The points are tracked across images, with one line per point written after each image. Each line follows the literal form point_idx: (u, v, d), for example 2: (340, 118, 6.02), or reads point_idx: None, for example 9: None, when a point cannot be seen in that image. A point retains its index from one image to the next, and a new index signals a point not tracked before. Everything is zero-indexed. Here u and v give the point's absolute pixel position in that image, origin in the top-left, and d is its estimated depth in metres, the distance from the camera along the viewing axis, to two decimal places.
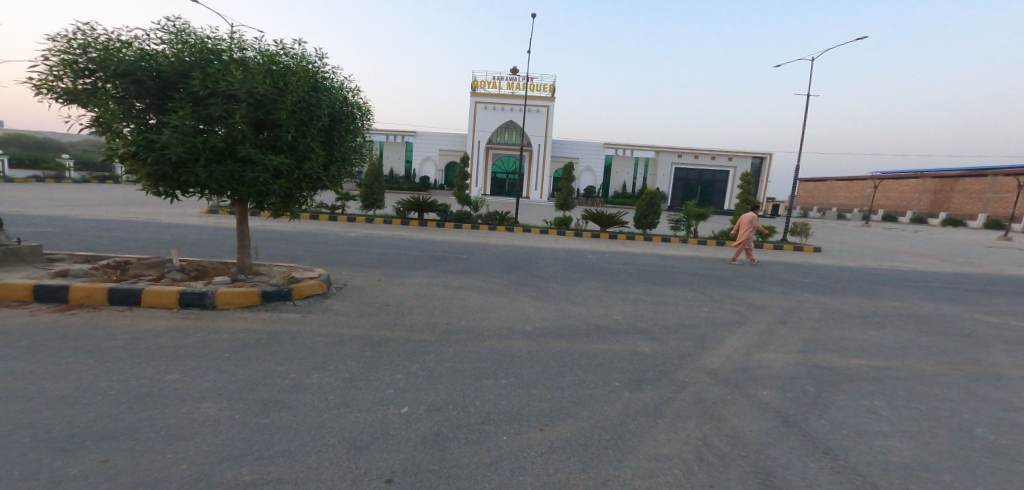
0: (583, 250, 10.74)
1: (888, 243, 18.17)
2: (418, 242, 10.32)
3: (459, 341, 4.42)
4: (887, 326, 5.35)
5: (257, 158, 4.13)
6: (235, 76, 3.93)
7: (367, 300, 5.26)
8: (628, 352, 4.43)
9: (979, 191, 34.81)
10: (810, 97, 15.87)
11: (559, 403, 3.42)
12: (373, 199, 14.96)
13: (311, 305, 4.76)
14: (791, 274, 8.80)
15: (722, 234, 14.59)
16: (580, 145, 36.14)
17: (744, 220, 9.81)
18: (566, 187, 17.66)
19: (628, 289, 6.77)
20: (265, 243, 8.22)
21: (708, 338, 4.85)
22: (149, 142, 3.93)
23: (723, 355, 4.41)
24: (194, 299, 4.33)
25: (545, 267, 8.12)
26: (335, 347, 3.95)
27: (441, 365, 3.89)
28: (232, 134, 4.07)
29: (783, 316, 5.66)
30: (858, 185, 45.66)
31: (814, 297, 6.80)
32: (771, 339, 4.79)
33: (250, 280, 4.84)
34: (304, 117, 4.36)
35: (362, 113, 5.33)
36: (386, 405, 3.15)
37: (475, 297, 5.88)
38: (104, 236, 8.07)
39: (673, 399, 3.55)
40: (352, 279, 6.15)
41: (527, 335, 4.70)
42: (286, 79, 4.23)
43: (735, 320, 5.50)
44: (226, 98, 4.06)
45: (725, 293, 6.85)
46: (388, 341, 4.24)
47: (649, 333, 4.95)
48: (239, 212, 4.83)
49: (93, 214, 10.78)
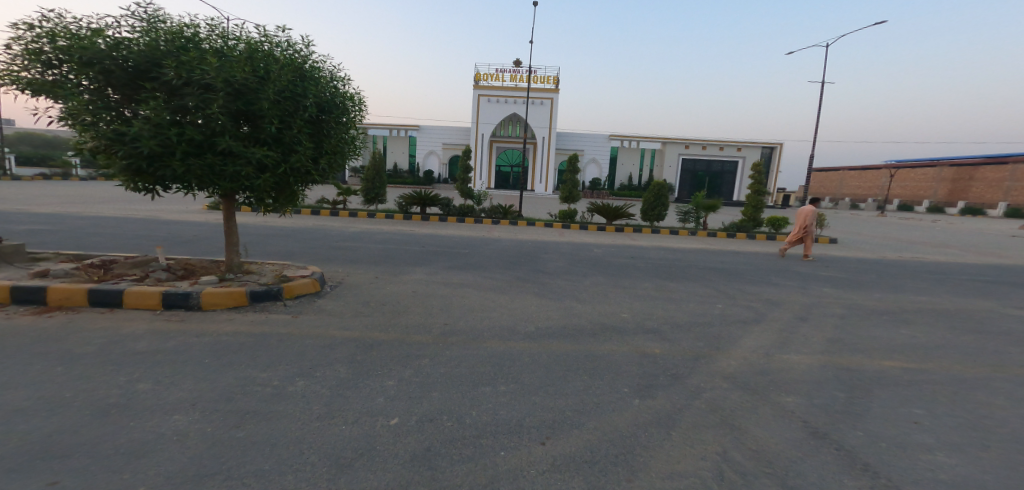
0: (589, 244, 10.44)
1: (905, 233, 17.65)
2: (419, 237, 10.08)
3: (458, 343, 4.16)
4: (914, 325, 5.04)
5: (238, 151, 3.88)
6: (211, 64, 3.68)
7: (363, 299, 5.02)
8: (638, 354, 4.15)
9: (998, 179, 33.90)
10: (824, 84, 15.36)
11: (564, 413, 3.15)
12: (375, 194, 14.72)
13: (303, 305, 4.53)
14: (807, 268, 8.45)
15: (732, 225, 14.19)
16: (586, 137, 35.65)
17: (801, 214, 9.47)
18: (571, 179, 17.29)
19: (636, 285, 6.47)
20: (261, 240, 8.01)
21: (723, 339, 4.54)
22: (120, 135, 3.69)
23: (740, 358, 4.10)
24: (179, 299, 4.05)
25: (549, 262, 7.84)
26: (324, 350, 3.72)
27: (437, 370, 3.64)
28: (210, 126, 3.82)
29: (803, 313, 5.34)
30: (872, 175, 44.72)
31: (832, 291, 6.48)
32: (791, 340, 4.48)
33: (239, 279, 4.58)
34: (288, 107, 4.11)
35: (353, 103, 5.06)
36: (376, 416, 2.91)
37: (476, 294, 5.61)
38: (98, 233, 7.90)
39: (688, 407, 3.27)
40: (348, 276, 5.91)
41: (530, 336, 4.43)
42: (268, 67, 3.98)
43: (751, 318, 5.19)
44: (203, 88, 3.81)
45: (738, 289, 6.54)
46: (381, 344, 3.99)
47: (660, 333, 4.66)
48: (225, 209, 4.58)
49: (91, 212, 10.62)
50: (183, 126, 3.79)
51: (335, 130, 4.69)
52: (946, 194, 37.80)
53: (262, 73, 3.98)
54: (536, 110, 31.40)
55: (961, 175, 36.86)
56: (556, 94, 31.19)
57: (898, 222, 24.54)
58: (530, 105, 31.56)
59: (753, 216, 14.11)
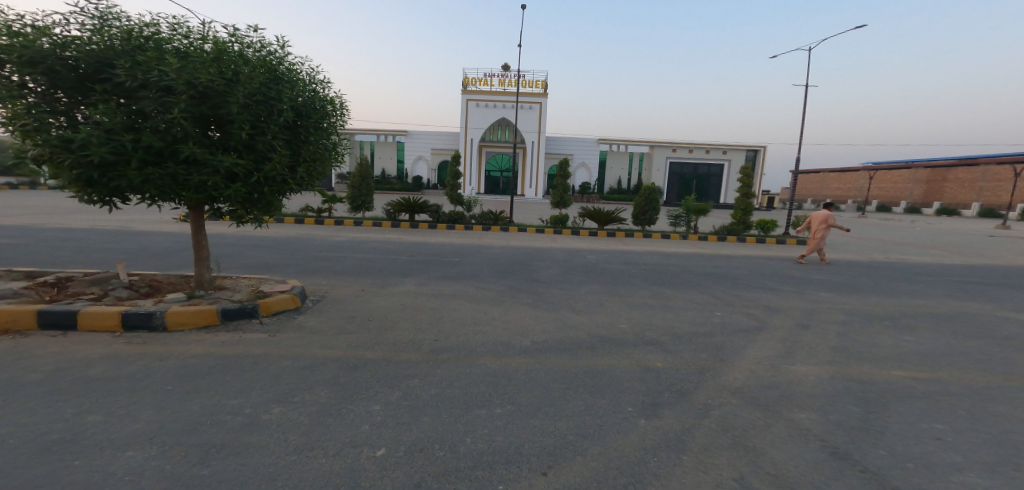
0: (581, 250, 10.25)
1: (890, 234, 17.90)
2: (408, 245, 9.76)
3: (449, 361, 3.90)
4: (915, 330, 4.94)
5: (204, 159, 3.58)
6: (172, 65, 3.40)
7: (347, 314, 4.72)
8: (640, 369, 3.93)
9: (971, 179, 34.93)
10: (810, 88, 15.56)
11: (566, 437, 2.90)
12: (362, 201, 14.33)
13: (281, 322, 4.21)
14: (801, 271, 8.38)
15: (723, 228, 14.18)
16: (573, 141, 35.68)
17: (818, 218, 9.42)
18: (562, 184, 17.13)
19: (633, 293, 6.28)
20: (241, 251, 7.62)
21: (726, 350, 4.36)
22: (66, 142, 3.35)
23: (746, 371, 3.92)
24: (141, 320, 3.69)
25: (543, 270, 7.61)
26: (304, 370, 3.42)
27: (427, 392, 3.36)
28: (170, 132, 3.51)
29: (804, 320, 5.21)
30: (852, 177, 45.73)
31: (829, 296, 6.39)
32: (796, 350, 4.32)
33: (210, 296, 4.24)
34: (260, 112, 3.83)
35: (333, 107, 4.81)
36: (359, 446, 2.62)
37: (468, 306, 5.35)
38: (65, 246, 7.41)
39: (697, 427, 3.06)
40: (331, 289, 5.59)
41: (526, 351, 4.19)
42: (237, 68, 3.72)
43: (752, 326, 5.03)
44: (162, 90, 3.51)
45: (736, 295, 6.40)
46: (367, 364, 3.70)
47: (661, 344, 4.46)
48: (193, 220, 4.26)
49: (60, 223, 10.06)
50: (140, 132, 3.47)
51: (314, 137, 4.43)
52: (923, 195, 38.74)
53: (230, 75, 3.71)
54: (523, 115, 31.29)
55: (936, 177, 37.87)
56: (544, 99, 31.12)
57: (881, 223, 24.96)
58: (518, 109, 31.43)
59: (743, 219, 14.12)
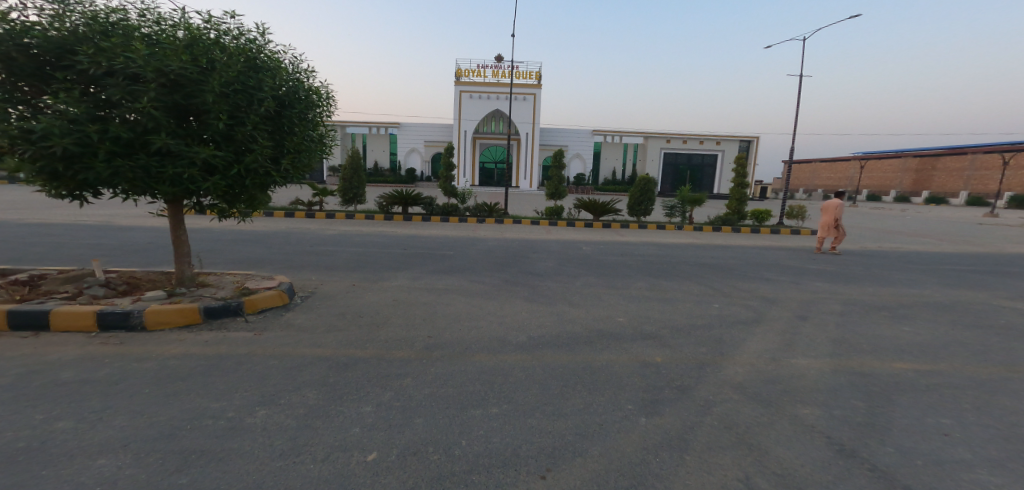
0: (577, 242, 10.13)
1: (881, 222, 18.02)
2: (401, 238, 9.60)
3: (443, 359, 3.78)
4: (914, 320, 4.89)
5: (178, 150, 3.41)
6: (140, 52, 3.24)
7: (337, 311, 4.57)
8: (639, 364, 3.83)
9: (960, 168, 35.26)
10: (804, 77, 15.54)
11: (564, 438, 2.79)
12: (353, 194, 14.07)
13: (268, 320, 4.06)
14: (797, 261, 8.35)
15: (717, 218, 14.15)
16: (566, 132, 35.44)
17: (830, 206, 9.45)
18: (556, 175, 16.97)
19: (630, 286, 6.18)
20: (229, 246, 7.41)
21: (726, 343, 4.28)
22: (26, 133, 3.16)
23: (747, 365, 3.84)
24: (118, 320, 3.52)
25: (538, 263, 7.48)
26: (291, 370, 3.27)
27: (420, 391, 3.24)
28: (140, 122, 3.34)
29: (802, 312, 5.14)
30: (843, 166, 46.03)
31: (826, 286, 6.35)
32: (796, 343, 4.25)
33: (191, 293, 4.08)
34: (238, 101, 3.68)
35: (319, 97, 4.66)
36: (349, 451, 2.49)
37: (463, 301, 5.22)
38: (44, 242, 7.15)
39: (699, 425, 2.97)
40: (321, 285, 5.44)
41: (523, 347, 4.08)
42: (211, 56, 3.56)
43: (751, 317, 4.96)
44: (130, 79, 3.35)
45: (733, 285, 6.33)
46: (357, 362, 3.57)
47: (660, 338, 4.36)
48: (171, 215, 4.10)
49: (41, 218, 9.75)
50: (107, 122, 3.29)
51: (297, 128, 4.27)
52: (913, 184, 39.09)
53: (204, 63, 3.55)
54: (516, 106, 30.99)
55: (926, 166, 38.22)
56: (537, 89, 30.82)
57: (872, 212, 25.14)
58: (512, 100, 31.11)
59: (737, 209, 14.08)
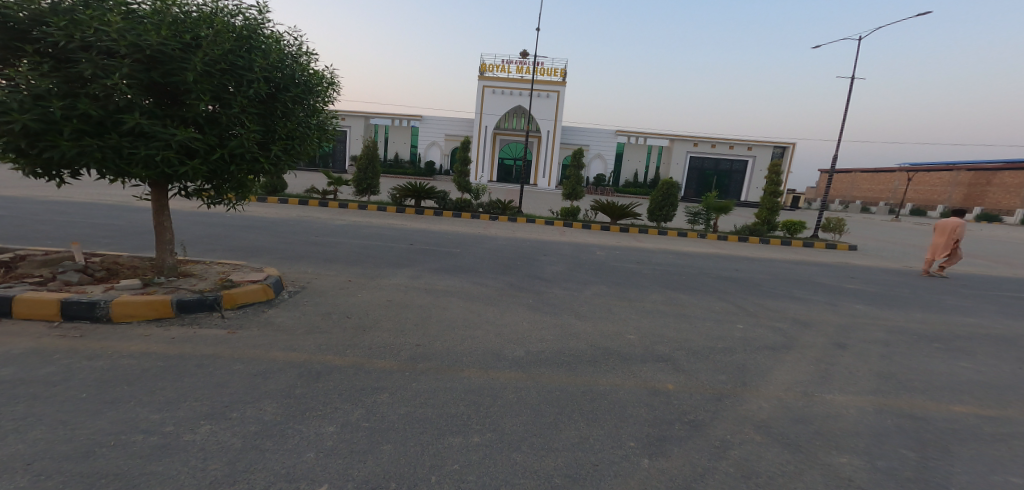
0: (592, 245, 9.66)
1: (924, 239, 16.82)
2: (409, 232, 9.31)
3: (427, 372, 3.41)
4: (972, 355, 4.25)
5: (151, 131, 3.13)
6: (114, 25, 2.95)
7: (323, 310, 4.28)
8: (646, 391, 3.38)
9: (1016, 184, 32.74)
10: (851, 82, 14.45)
11: (550, 480, 2.38)
12: (368, 185, 13.91)
13: (246, 317, 3.79)
14: (831, 279, 7.65)
15: (745, 228, 13.39)
16: (592, 131, 34.69)
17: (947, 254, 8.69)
18: (575, 175, 16.41)
19: (644, 298, 5.70)
20: (232, 232, 7.28)
21: (750, 370, 3.77)
22: None
23: (773, 399, 3.33)
24: (83, 310, 3.30)
25: (548, 267, 7.06)
26: (256, 378, 2.99)
27: (394, 410, 2.88)
28: (112, 98, 3.05)
29: (839, 338, 4.55)
30: (885, 177, 43.66)
31: (866, 309, 5.71)
32: (832, 374, 3.71)
33: (170, 284, 3.85)
34: (224, 82, 3.34)
35: (321, 81, 4.28)
36: (295, 479, 2.13)
37: (460, 306, 4.85)
38: (52, 220, 7.16)
39: (712, 473, 2.50)
40: (315, 279, 5.16)
41: (518, 363, 3.69)
42: (196, 32, 3.24)
43: (779, 341, 4.42)
44: (105, 53, 3.07)
45: (759, 303, 5.77)
46: (331, 372, 3.23)
47: (673, 362, 3.89)
48: (154, 200, 3.85)
49: (60, 195, 9.87)
50: (77, 98, 3.03)
51: (292, 113, 3.91)
52: (962, 199, 36.72)
53: (188, 39, 3.23)
54: (541, 103, 30.49)
55: (977, 180, 35.78)
56: (563, 87, 30.23)
57: (915, 227, 23.71)
58: (535, 97, 30.60)
59: (767, 219, 13.29)
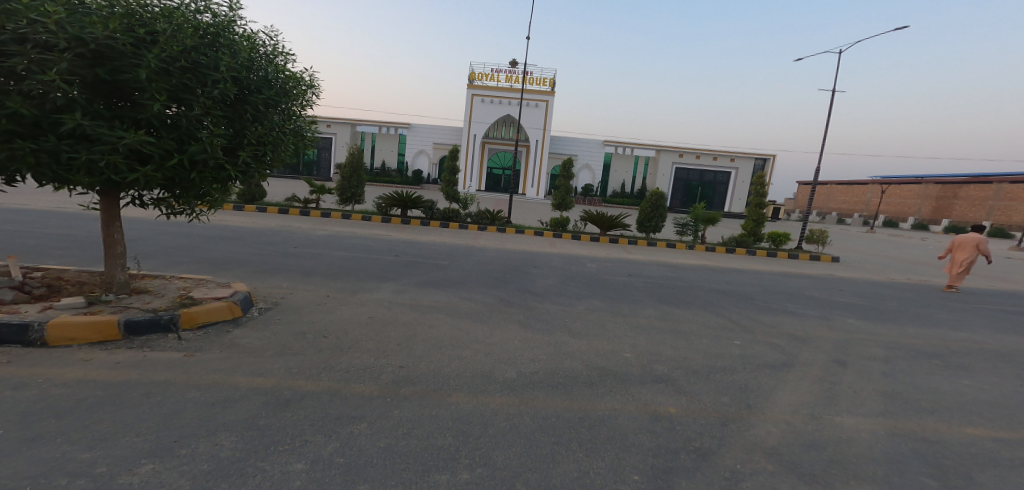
0: (581, 257, 9.48)
1: (904, 251, 17.14)
2: (393, 243, 8.98)
3: (410, 397, 3.11)
4: (975, 373, 4.13)
5: (95, 133, 2.78)
6: (53, 15, 2.61)
7: (297, 329, 3.95)
8: (648, 416, 3.14)
9: (983, 197, 33.93)
10: (836, 95, 14.68)
11: None
12: (351, 194, 13.52)
13: (207, 340, 3.55)
14: (823, 292, 7.58)
15: (732, 239, 13.44)
16: (578, 141, 34.87)
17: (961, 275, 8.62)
18: (563, 185, 16.32)
19: (638, 313, 5.51)
20: (205, 242, 6.88)
21: (753, 390, 3.56)
22: None
23: (781, 422, 3.11)
24: (15, 334, 3.16)
25: (538, 280, 6.83)
26: (212, 409, 2.68)
27: (372, 443, 2.56)
28: (48, 97, 2.70)
29: (840, 355, 4.40)
30: (860, 190, 44.96)
31: (862, 323, 5.61)
32: (840, 394, 3.53)
33: (119, 303, 3.68)
34: (183, 81, 3.01)
35: (297, 84, 3.97)
36: None
37: (448, 322, 4.57)
38: (5, 229, 6.65)
39: None
40: (290, 294, 4.82)
41: (509, 386, 3.42)
42: (153, 26, 2.91)
43: (781, 359, 4.25)
44: (43, 47, 2.72)
45: (755, 317, 5.62)
46: (302, 400, 2.90)
47: (673, 382, 3.66)
48: (103, 211, 3.56)
49: (18, 202, 9.27)
50: (8, 96, 2.68)
51: (264, 116, 3.58)
52: (932, 211, 37.93)
53: (142, 33, 2.90)
54: (528, 112, 30.54)
55: (946, 194, 37.04)
56: (551, 97, 30.37)
57: (891, 239, 24.28)
58: (524, 107, 30.69)
59: (754, 231, 13.36)
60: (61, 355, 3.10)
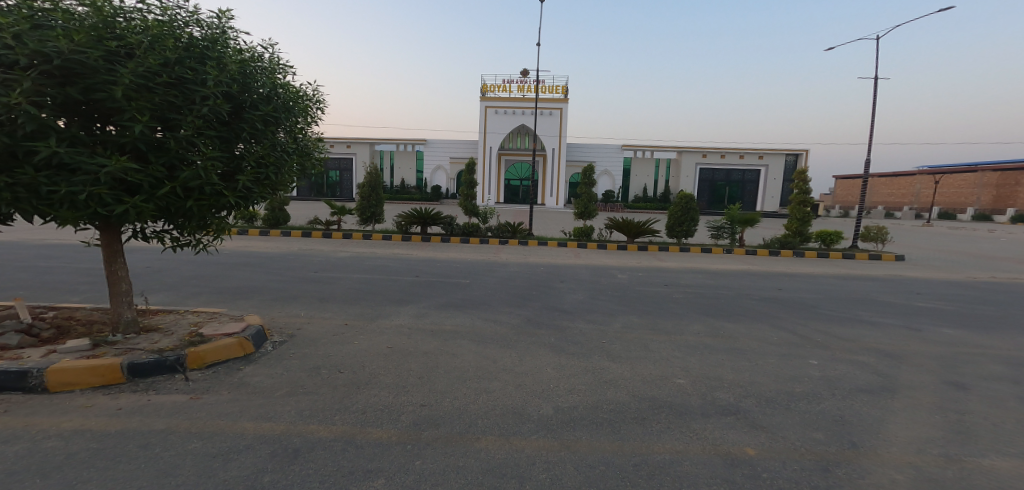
0: (611, 268, 8.91)
1: (967, 245, 15.60)
2: (413, 262, 8.67)
3: (435, 443, 2.67)
4: None
5: (73, 162, 2.54)
6: (11, 29, 2.38)
7: (311, 365, 3.60)
8: (725, 460, 2.57)
9: None
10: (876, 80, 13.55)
11: None
12: (371, 213, 13.40)
13: (215, 380, 3.25)
14: (893, 296, 6.73)
15: (775, 240, 12.53)
16: (600, 149, 34.27)
17: None
18: (586, 192, 15.80)
19: (684, 330, 4.92)
20: (223, 270, 6.72)
21: (853, 425, 2.92)
22: None
23: (905, 466, 2.47)
24: (14, 381, 2.92)
25: (567, 295, 6.33)
26: (212, 463, 2.32)
27: None
28: (16, 122, 2.46)
29: (952, 376, 3.68)
30: (907, 182, 42.27)
31: (959, 333, 4.82)
32: (968, 428, 2.85)
33: (126, 343, 3.43)
34: (164, 99, 2.74)
35: (298, 99, 3.68)
36: None
37: (473, 350, 4.14)
38: (33, 265, 6.69)
39: None
40: (306, 324, 4.51)
41: (549, 426, 2.93)
42: (128, 39, 2.66)
43: (873, 382, 3.57)
44: (9, 67, 2.48)
45: (824, 330, 4.93)
46: (312, 452, 2.49)
47: (745, 415, 3.08)
48: (104, 247, 3.38)
49: (52, 238, 9.50)
50: None
51: (263, 135, 3.29)
52: (992, 200, 35.00)
53: (116, 46, 2.66)
54: (542, 121, 30.32)
55: (1006, 180, 34.20)
56: (565, 104, 30.10)
57: (948, 232, 22.34)
58: (539, 116, 30.49)
59: (800, 230, 12.41)
60: (60, 402, 2.82)
